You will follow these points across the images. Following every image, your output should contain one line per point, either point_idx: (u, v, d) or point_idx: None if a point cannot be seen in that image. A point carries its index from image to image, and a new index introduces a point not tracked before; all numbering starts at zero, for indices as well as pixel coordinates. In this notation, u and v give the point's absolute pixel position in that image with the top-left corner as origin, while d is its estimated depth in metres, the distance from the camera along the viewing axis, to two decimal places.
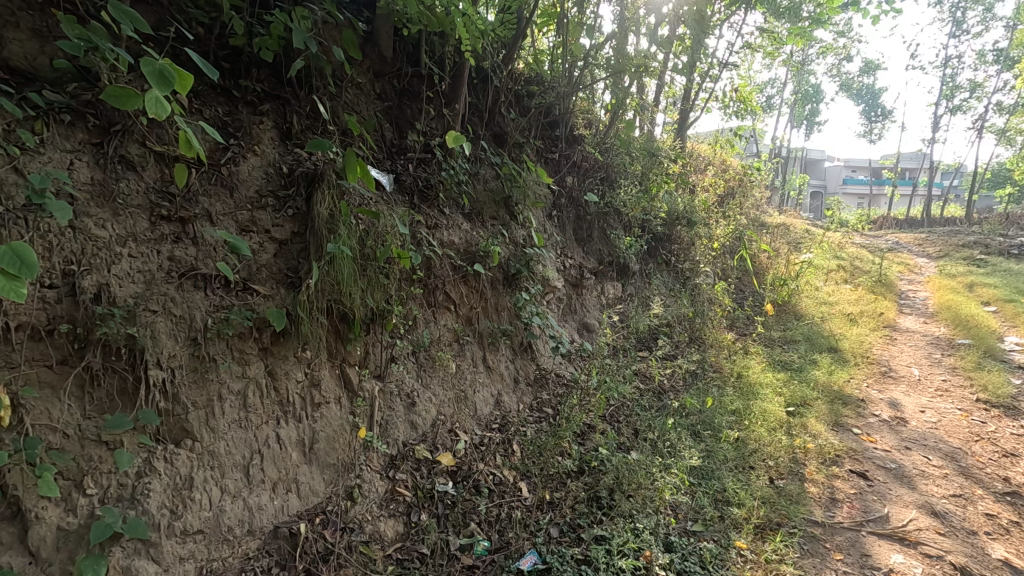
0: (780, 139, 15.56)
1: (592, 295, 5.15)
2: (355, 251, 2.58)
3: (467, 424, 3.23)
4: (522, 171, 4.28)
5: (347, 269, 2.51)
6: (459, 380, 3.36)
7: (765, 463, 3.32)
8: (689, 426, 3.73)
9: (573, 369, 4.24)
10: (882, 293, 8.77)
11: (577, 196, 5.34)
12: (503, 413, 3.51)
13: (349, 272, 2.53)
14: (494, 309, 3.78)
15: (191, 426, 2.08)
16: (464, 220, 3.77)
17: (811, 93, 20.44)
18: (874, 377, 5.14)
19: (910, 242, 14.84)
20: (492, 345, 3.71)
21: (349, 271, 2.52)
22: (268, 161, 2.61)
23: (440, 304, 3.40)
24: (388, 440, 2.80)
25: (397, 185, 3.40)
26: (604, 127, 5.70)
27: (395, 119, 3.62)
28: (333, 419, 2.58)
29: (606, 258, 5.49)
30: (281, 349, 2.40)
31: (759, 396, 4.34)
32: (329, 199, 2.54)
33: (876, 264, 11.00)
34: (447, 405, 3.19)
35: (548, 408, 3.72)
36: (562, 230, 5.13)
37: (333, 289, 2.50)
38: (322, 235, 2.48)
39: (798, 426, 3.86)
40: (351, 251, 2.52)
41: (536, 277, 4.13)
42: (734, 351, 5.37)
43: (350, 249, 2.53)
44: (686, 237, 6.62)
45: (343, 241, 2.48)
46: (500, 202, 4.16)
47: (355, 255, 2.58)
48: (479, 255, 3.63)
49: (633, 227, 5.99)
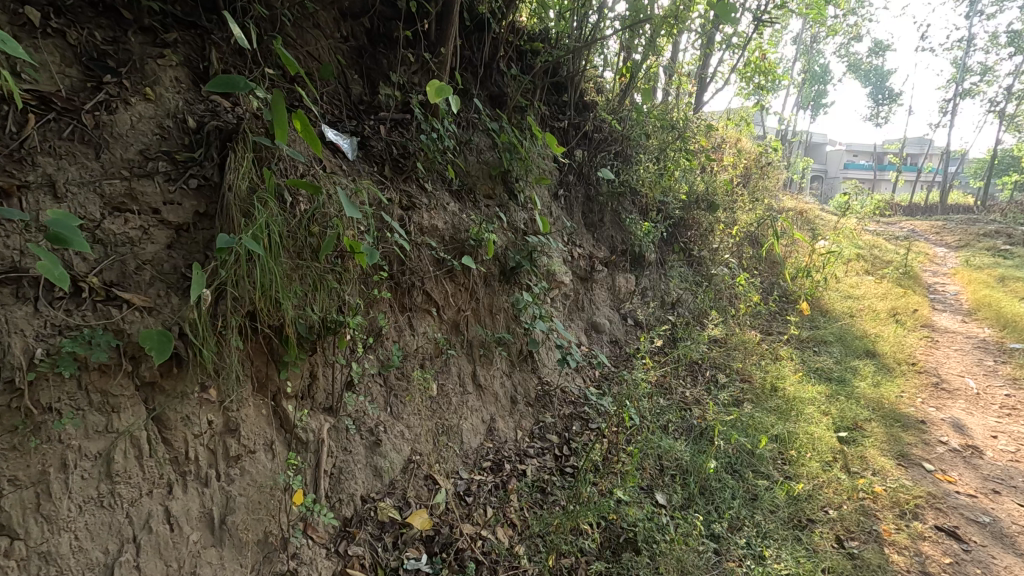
0: (788, 119, 14.72)
1: (603, 290, 4.44)
2: (284, 242, 1.81)
3: (449, 464, 2.52)
4: (524, 140, 3.49)
5: (271, 269, 1.74)
6: (440, 406, 2.64)
7: (825, 518, 2.64)
8: (727, 460, 3.03)
9: (582, 382, 3.52)
10: (911, 287, 8.06)
11: (588, 173, 4.55)
12: (498, 444, 2.80)
13: (276, 273, 1.76)
14: (487, 312, 3.04)
15: (8, 517, 1.33)
16: (452, 199, 3.00)
17: (819, 74, 19.55)
18: (926, 390, 4.44)
19: (927, 229, 14.13)
20: (483, 356, 2.97)
21: (277, 272, 1.76)
22: (167, 110, 1.81)
23: (418, 307, 2.65)
24: (341, 498, 2.08)
25: (364, 153, 2.61)
26: (616, 95, 4.89)
27: (365, 69, 2.83)
28: (258, 477, 1.85)
29: (618, 247, 4.76)
30: (176, 386, 1.65)
31: (802, 416, 3.65)
32: (246, 165, 1.75)
33: (899, 254, 10.30)
34: (425, 441, 2.48)
35: (553, 436, 3.01)
36: (570, 212, 4.37)
37: (250, 298, 1.72)
38: (233, 219, 1.70)
39: (856, 459, 3.18)
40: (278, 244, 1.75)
41: (539, 271, 3.38)
42: (763, 356, 4.67)
43: (277, 240, 1.75)
44: (705, 222, 5.88)
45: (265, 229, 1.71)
46: (497, 177, 3.39)
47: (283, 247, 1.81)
48: (470, 246, 2.87)
49: (650, 212, 5.22)
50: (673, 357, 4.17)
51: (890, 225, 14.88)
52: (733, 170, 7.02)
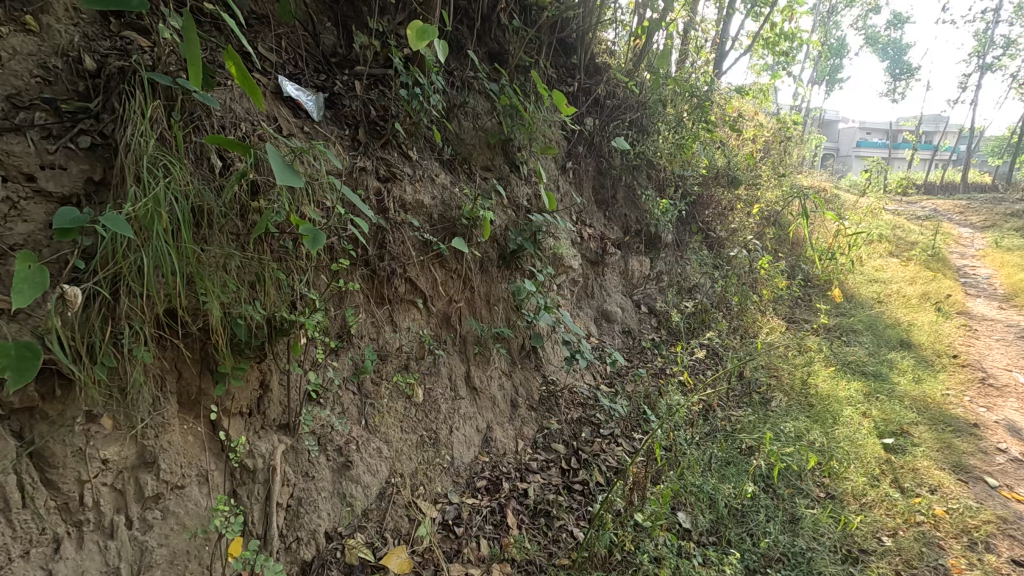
0: (805, 93, 14.02)
1: (615, 274, 4.02)
2: (194, 218, 1.37)
3: (436, 485, 2.13)
4: (529, 103, 3.02)
5: (176, 252, 1.29)
6: (426, 415, 2.24)
7: (879, 549, 2.26)
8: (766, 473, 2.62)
9: (591, 380, 3.12)
10: (940, 270, 7.57)
11: (600, 144, 4.07)
12: (496, 457, 2.41)
13: (190, 260, 1.32)
14: (483, 302, 2.61)
15: None
16: (443, 170, 2.55)
17: (837, 45, 18.68)
18: (972, 387, 4.01)
19: (950, 208, 13.53)
20: (479, 355, 2.56)
21: (194, 259, 1.33)
22: (53, 44, 1.35)
23: (400, 299, 2.24)
24: (300, 537, 1.70)
25: (333, 113, 2.17)
26: (632, 58, 4.37)
27: (339, 16, 2.36)
28: (186, 519, 1.46)
29: (632, 227, 4.31)
30: (62, 412, 1.26)
31: (840, 419, 3.24)
32: (149, 116, 1.31)
33: (924, 234, 9.77)
34: (407, 458, 2.09)
35: (559, 444, 2.62)
36: (579, 187, 3.92)
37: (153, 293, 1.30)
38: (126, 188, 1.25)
39: (908, 472, 2.78)
40: (189, 220, 1.30)
41: (544, 254, 2.95)
42: (790, 347, 4.25)
43: (189, 216, 1.32)
44: (725, 200, 5.40)
45: (162, 198, 1.26)
46: (496, 147, 2.94)
47: (194, 228, 1.38)
48: (462, 226, 2.44)
49: (667, 188, 4.74)
50: (698, 351, 3.73)
51: (912, 204, 14.26)
52: (754, 144, 6.48)
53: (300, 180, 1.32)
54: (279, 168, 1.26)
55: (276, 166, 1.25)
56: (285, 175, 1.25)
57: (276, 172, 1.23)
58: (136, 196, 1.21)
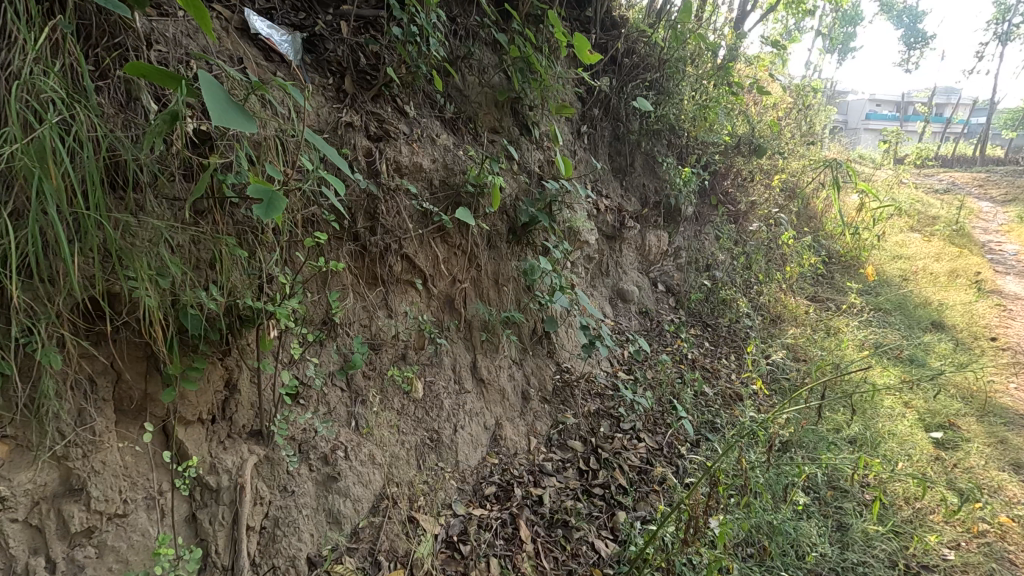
0: (820, 60, 13.43)
1: (631, 250, 3.70)
2: (109, 176, 1.06)
3: (439, 494, 1.84)
4: (543, 55, 2.65)
5: (83, 222, 0.98)
6: (427, 413, 1.95)
7: (944, 564, 1.99)
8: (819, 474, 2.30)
9: (609, 367, 2.83)
10: (965, 245, 7.22)
11: (617, 106, 3.69)
12: (506, 456, 2.13)
13: (107, 232, 1.01)
14: (491, 282, 2.30)
15: None
16: (445, 130, 2.21)
17: (854, 10, 17.88)
18: (1017, 373, 3.72)
19: (968, 181, 13.08)
20: (486, 342, 2.25)
21: (112, 233, 1.02)
22: None
23: (395, 279, 1.93)
24: (276, 565, 1.42)
25: (313, 58, 1.82)
26: (653, 10, 3.94)
27: None
28: (128, 556, 1.19)
29: (650, 198, 3.97)
30: None
31: (880, 409, 2.96)
32: (43, 40, 0.98)
33: (945, 208, 9.38)
34: (404, 463, 1.80)
35: (577, 440, 2.34)
36: (595, 154, 3.56)
37: (54, 277, 1.00)
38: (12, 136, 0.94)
39: (964, 472, 2.50)
40: (100, 180, 0.99)
41: (559, 227, 2.62)
42: (818, 329, 3.95)
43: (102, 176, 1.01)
44: (747, 170, 5.03)
45: (55, 151, 0.94)
46: (505, 104, 2.58)
47: (109, 189, 1.07)
48: (466, 193, 2.11)
49: (687, 156, 4.37)
50: (790, 361, 3.37)
51: (928, 177, 13.79)
52: (776, 111, 6.05)
53: (250, 123, 0.93)
54: (213, 102, 0.87)
55: (209, 99, 0.86)
56: (221, 113, 0.86)
57: (206, 107, 0.85)
58: (14, 147, 0.89)
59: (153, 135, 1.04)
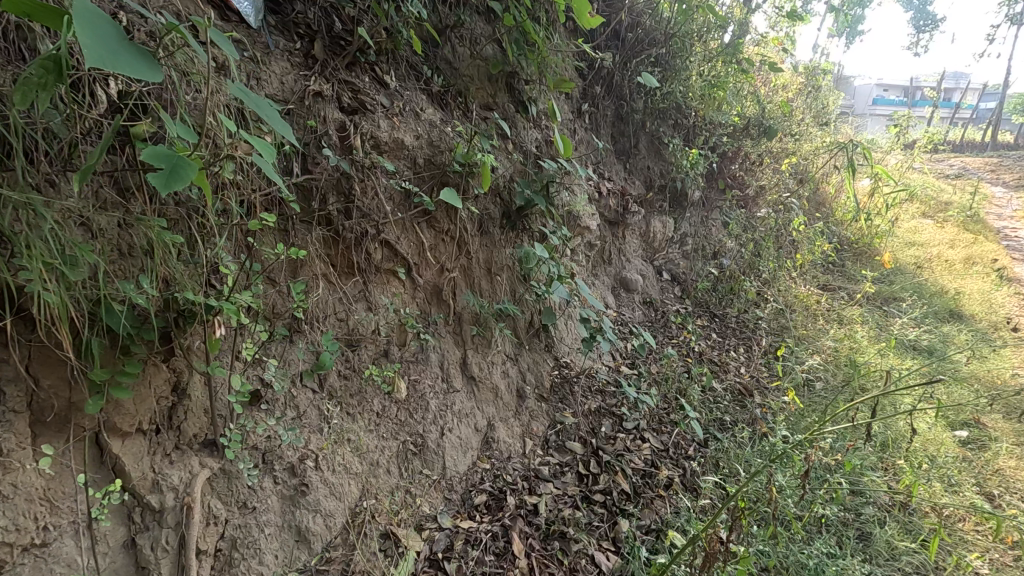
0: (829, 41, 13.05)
1: (634, 236, 3.51)
2: None
3: (423, 504, 1.68)
4: (540, 24, 2.44)
5: None
6: (411, 415, 1.77)
7: None
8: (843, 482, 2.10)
9: (611, 362, 2.65)
10: (980, 232, 6.98)
11: (621, 83, 3.48)
12: (499, 460, 1.96)
13: None
14: (483, 272, 2.12)
15: None
16: (431, 104, 2.01)
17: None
18: None
19: (980, 166, 12.77)
20: (478, 337, 2.07)
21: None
22: None
23: (374, 269, 1.75)
24: None
25: (279, 20, 1.62)
26: None
27: None
28: None
29: (655, 181, 3.77)
30: None
31: (900, 406, 2.77)
32: None
33: (959, 194, 9.11)
34: (383, 472, 1.63)
35: (576, 441, 2.16)
36: (597, 134, 3.36)
37: None
38: None
39: (993, 475, 2.31)
40: None
41: (557, 211, 2.43)
42: (831, 320, 3.76)
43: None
44: (757, 152, 4.81)
45: None
46: (500, 77, 2.38)
47: None
48: (454, 173, 1.92)
49: (694, 138, 4.15)
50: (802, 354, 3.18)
51: (939, 162, 13.47)
52: (787, 92, 5.80)
53: (154, 72, 0.72)
54: (94, 42, 0.66)
55: (87, 37, 0.65)
56: (101, 55, 0.65)
57: (80, 45, 0.64)
58: None
59: (25, 86, 0.80)
